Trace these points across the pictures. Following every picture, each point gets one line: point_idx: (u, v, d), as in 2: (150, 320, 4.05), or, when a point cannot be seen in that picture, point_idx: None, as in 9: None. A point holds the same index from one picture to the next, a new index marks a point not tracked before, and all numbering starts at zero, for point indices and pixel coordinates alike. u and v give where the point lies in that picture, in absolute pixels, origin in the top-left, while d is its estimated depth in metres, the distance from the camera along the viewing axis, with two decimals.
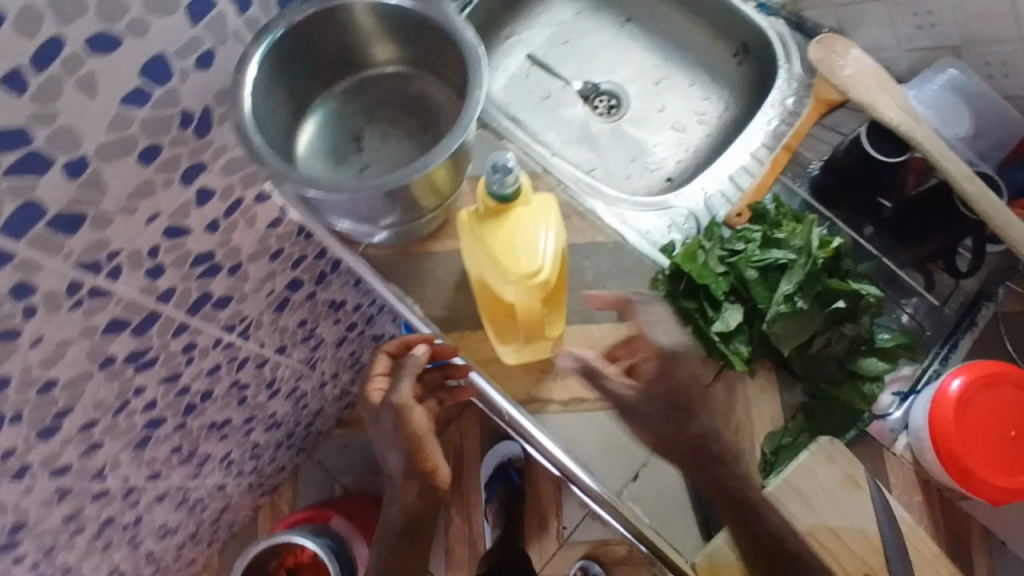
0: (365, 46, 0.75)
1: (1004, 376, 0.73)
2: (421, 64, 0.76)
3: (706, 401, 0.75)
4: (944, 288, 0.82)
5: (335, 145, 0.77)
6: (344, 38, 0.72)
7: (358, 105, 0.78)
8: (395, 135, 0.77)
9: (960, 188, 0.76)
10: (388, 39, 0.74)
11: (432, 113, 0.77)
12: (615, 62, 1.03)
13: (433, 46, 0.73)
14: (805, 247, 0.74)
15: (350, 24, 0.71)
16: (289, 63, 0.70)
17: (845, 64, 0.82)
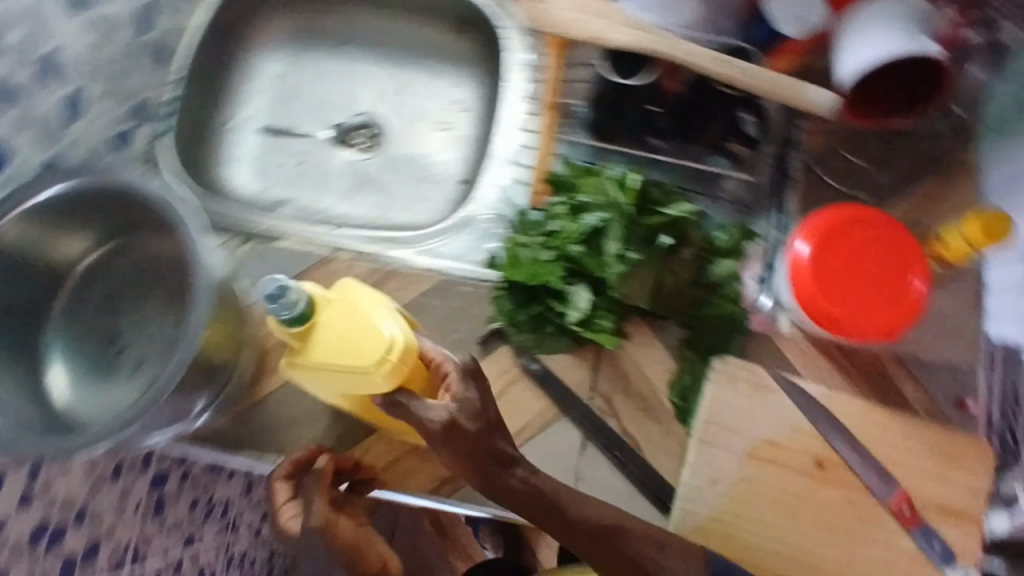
0: (52, 252, 0.64)
1: (845, 219, 0.69)
2: (128, 228, 0.67)
3: (600, 387, 0.73)
4: (748, 161, 0.78)
5: (93, 364, 0.66)
6: (25, 261, 0.62)
7: (91, 307, 0.68)
8: (148, 313, 0.67)
9: (716, 75, 0.68)
10: (69, 230, 0.63)
11: (172, 272, 0.68)
12: (348, 91, 0.95)
13: (121, 210, 0.64)
14: (609, 201, 0.71)
15: (15, 249, 0.60)
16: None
17: (556, 7, 0.74)
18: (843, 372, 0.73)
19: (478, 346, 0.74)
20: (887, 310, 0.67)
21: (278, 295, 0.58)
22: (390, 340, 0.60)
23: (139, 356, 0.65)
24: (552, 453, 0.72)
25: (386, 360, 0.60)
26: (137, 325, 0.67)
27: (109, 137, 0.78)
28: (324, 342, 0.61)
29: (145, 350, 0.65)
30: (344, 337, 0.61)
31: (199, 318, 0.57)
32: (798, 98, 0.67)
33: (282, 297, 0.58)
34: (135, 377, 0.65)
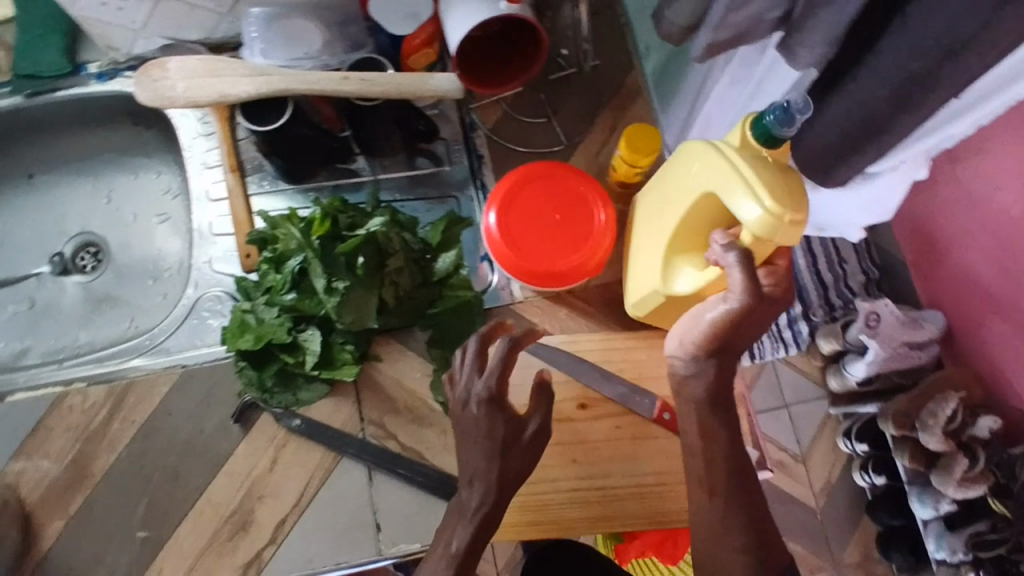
0: None
1: (520, 179, 0.72)
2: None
3: (368, 414, 0.74)
4: (440, 154, 0.82)
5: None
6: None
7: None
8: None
9: (347, 93, 0.68)
10: None
11: None
12: (57, 219, 0.93)
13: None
14: (300, 242, 0.71)
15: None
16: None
17: (175, 80, 0.69)
18: (582, 313, 0.78)
19: (237, 423, 0.73)
20: (580, 247, 0.71)
21: (782, 117, 0.53)
22: (762, 229, 0.52)
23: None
24: (343, 493, 0.72)
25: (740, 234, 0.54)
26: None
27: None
28: (723, 168, 0.57)
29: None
30: (773, 193, 0.52)
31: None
32: (426, 88, 0.69)
33: (783, 123, 0.53)
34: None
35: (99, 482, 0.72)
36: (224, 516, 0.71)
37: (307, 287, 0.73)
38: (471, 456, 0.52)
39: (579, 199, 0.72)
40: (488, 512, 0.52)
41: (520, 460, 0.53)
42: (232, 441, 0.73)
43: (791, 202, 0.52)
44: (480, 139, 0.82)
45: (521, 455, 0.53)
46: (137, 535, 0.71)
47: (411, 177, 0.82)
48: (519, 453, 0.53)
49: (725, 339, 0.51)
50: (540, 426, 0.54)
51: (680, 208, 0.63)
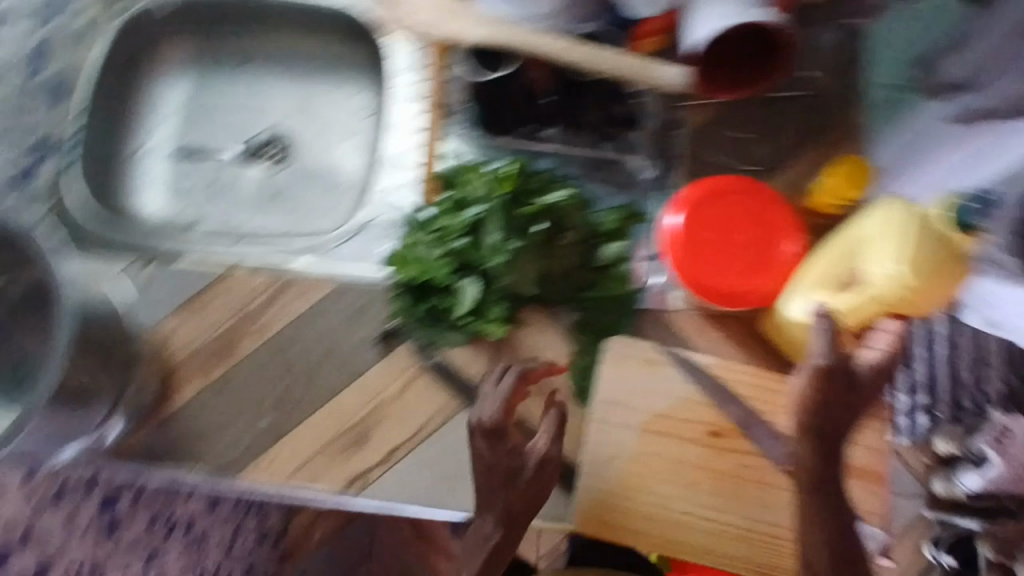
0: None
1: (715, 187, 0.70)
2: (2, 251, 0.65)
3: (499, 375, 0.75)
4: (637, 142, 0.79)
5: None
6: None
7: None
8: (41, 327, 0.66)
9: (571, 62, 0.68)
10: None
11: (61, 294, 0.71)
12: (257, 109, 0.98)
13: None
14: (486, 194, 0.73)
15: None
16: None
17: (412, 10, 0.71)
18: (738, 341, 0.74)
19: (378, 346, 0.76)
20: (763, 272, 0.68)
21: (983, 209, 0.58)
22: (890, 293, 0.63)
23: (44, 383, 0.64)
24: (458, 441, 0.73)
25: (875, 291, 0.64)
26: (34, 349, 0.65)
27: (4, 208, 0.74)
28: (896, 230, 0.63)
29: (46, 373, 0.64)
30: (920, 270, 0.62)
31: (63, 343, 0.61)
32: (652, 77, 0.68)
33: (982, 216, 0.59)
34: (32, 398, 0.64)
35: (241, 360, 0.77)
36: (343, 427, 0.74)
37: (476, 236, 0.74)
38: (480, 491, 0.67)
39: (772, 228, 0.69)
40: (497, 541, 0.67)
41: (528, 498, 0.67)
42: (369, 361, 0.76)
43: (928, 282, 0.63)
44: (680, 138, 0.79)
45: (521, 489, 0.67)
46: (263, 420, 0.75)
47: (600, 158, 0.80)
48: (520, 484, 0.67)
49: (819, 409, 0.60)
50: (543, 456, 0.67)
51: (833, 239, 0.69)
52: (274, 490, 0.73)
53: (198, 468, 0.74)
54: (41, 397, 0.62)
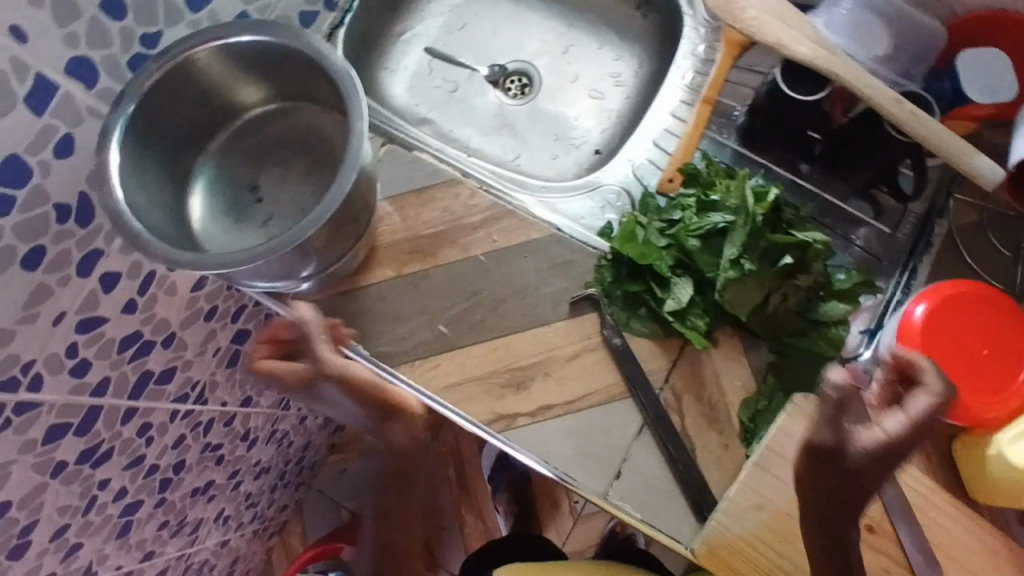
0: (233, 92, 0.70)
1: (974, 294, 0.67)
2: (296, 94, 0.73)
3: (674, 381, 0.73)
4: (891, 213, 0.77)
5: (231, 204, 0.72)
6: (201, 90, 0.67)
7: (244, 154, 0.73)
8: (293, 168, 0.74)
9: (888, 115, 0.66)
10: (252, 80, 0.70)
11: (327, 145, 0.73)
12: (518, 37, 0.97)
13: (293, 68, 0.69)
14: (741, 206, 0.71)
15: (206, 71, 0.66)
16: (150, 136, 0.65)
17: (748, 5, 0.70)
18: (921, 449, 0.71)
19: (569, 305, 0.76)
20: (995, 397, 0.65)
21: None
22: None
23: (280, 221, 0.72)
24: (609, 426, 0.73)
25: None
26: (275, 187, 0.73)
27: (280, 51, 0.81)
28: None
29: (285, 212, 0.72)
30: None
31: (336, 197, 0.60)
32: (964, 161, 0.65)
33: None
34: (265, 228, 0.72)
35: (439, 266, 0.78)
36: (509, 365, 0.75)
37: (710, 243, 0.72)
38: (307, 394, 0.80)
39: (1014, 355, 0.66)
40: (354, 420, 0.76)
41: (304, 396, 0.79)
42: (556, 315, 0.76)
43: None
44: (941, 228, 0.76)
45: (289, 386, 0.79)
46: (438, 327, 0.76)
47: (847, 213, 0.77)
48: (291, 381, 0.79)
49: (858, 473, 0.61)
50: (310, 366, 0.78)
51: None
52: (424, 396, 0.74)
53: (362, 347, 0.76)
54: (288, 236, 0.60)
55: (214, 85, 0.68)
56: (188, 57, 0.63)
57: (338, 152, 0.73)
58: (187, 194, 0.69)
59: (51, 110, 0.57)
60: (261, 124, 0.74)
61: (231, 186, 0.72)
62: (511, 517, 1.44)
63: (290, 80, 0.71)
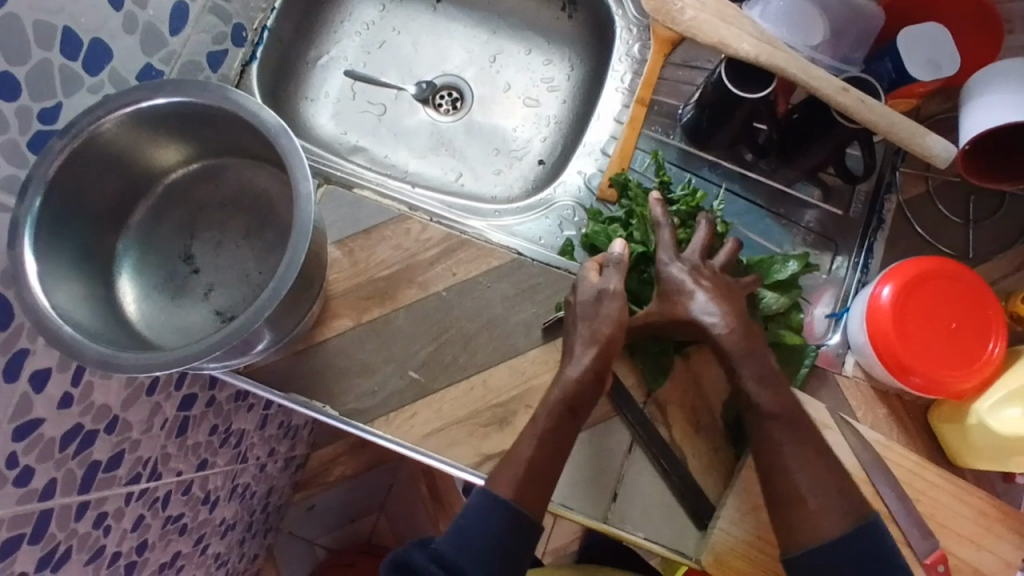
0: (152, 156, 0.65)
1: (936, 269, 0.68)
2: (220, 150, 0.69)
3: (657, 393, 0.72)
4: (840, 195, 0.77)
5: (166, 278, 0.68)
6: (117, 162, 0.63)
7: (174, 221, 0.69)
8: (230, 230, 0.69)
9: (837, 104, 0.66)
10: (174, 140, 0.65)
11: (266, 202, 0.69)
12: (441, 51, 0.93)
13: (217, 124, 0.64)
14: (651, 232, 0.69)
15: (120, 142, 0.61)
16: (65, 223, 0.60)
17: (685, 5, 0.69)
18: (900, 422, 0.72)
19: (542, 331, 0.73)
20: (964, 367, 0.66)
21: None
22: None
23: (223, 291, 0.67)
24: (598, 450, 0.71)
25: None
26: (213, 255, 0.68)
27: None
28: None
29: (228, 281, 0.68)
30: None
31: (296, 263, 0.58)
32: (913, 142, 0.66)
33: None
34: (208, 301, 0.67)
35: (400, 309, 0.74)
36: (488, 403, 0.72)
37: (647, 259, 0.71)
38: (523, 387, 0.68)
39: (981, 324, 0.68)
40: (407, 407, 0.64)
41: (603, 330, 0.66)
42: (529, 343, 0.73)
43: None
44: (893, 203, 0.77)
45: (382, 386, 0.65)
46: (409, 373, 0.73)
47: (798, 199, 0.78)
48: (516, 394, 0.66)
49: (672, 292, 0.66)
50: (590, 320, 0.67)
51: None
52: (404, 447, 0.71)
53: (331, 407, 0.72)
54: (246, 318, 0.58)
55: (127, 149, 0.63)
56: (97, 131, 0.58)
57: (278, 209, 0.69)
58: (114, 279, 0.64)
59: None
60: (187, 185, 0.69)
61: (161, 259, 0.67)
62: None
63: (217, 138, 0.66)
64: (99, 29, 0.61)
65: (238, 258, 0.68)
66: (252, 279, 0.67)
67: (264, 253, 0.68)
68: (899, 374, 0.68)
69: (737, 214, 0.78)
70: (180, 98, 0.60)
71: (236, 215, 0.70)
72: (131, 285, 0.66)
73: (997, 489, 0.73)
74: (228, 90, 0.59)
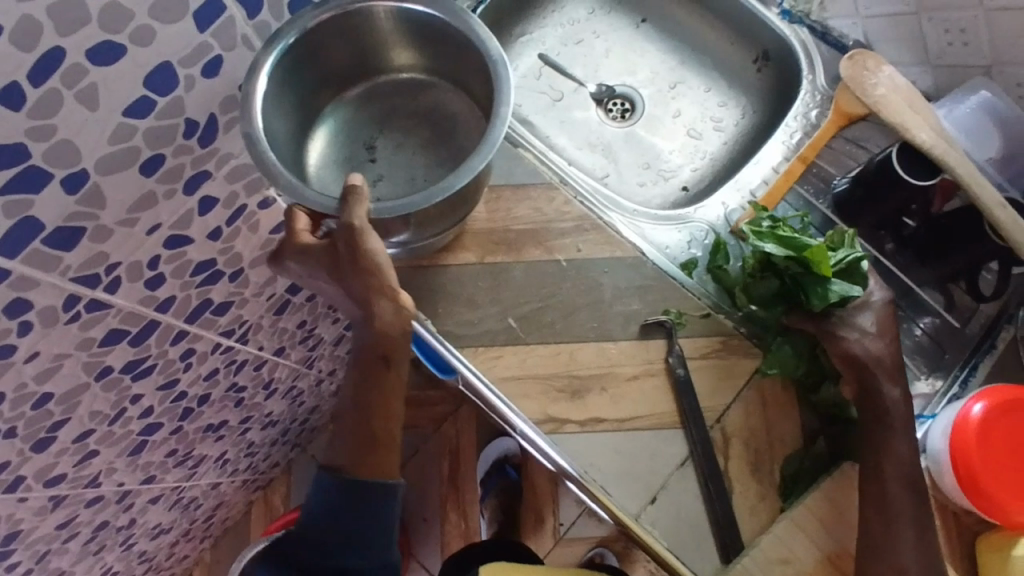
0: (388, 51, 0.79)
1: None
2: (441, 74, 0.81)
3: (726, 422, 0.74)
4: (963, 310, 0.78)
5: (349, 155, 0.80)
6: (358, 43, 0.76)
7: (372, 114, 0.82)
8: (409, 138, 0.82)
9: (990, 215, 0.72)
10: (409, 47, 0.78)
11: (452, 129, 0.81)
12: (630, 64, 1.00)
13: (452, 51, 0.76)
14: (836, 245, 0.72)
15: (371, 25, 0.75)
16: (297, 72, 0.73)
17: (879, 83, 0.75)
18: (950, 542, 0.71)
19: (640, 327, 0.77)
20: None
21: None
22: None
23: (386, 183, 0.79)
24: (652, 453, 0.74)
25: None
26: (390, 154, 0.81)
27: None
28: None
29: (394, 177, 0.79)
30: None
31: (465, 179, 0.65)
32: None
33: None
34: (373, 187, 0.79)
35: (522, 263, 0.80)
36: (569, 372, 0.76)
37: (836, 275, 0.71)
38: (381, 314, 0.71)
39: None
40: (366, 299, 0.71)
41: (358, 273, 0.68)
42: (624, 334, 0.77)
43: None
44: (1009, 333, 0.78)
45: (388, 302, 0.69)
46: (508, 320, 0.78)
47: (922, 300, 0.79)
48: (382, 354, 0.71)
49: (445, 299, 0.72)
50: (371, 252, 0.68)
51: None
52: (480, 381, 0.76)
53: (430, 323, 0.77)
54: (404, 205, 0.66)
55: (375, 32, 0.76)
56: (362, 7, 0.71)
57: (461, 137, 0.80)
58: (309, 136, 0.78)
59: (213, 30, 0.63)
60: (402, 88, 0.82)
61: (349, 138, 0.81)
62: (493, 524, 1.41)
63: (446, 63, 0.79)
64: None
65: (408, 164, 0.80)
66: (413, 184, 0.79)
67: (433, 171, 0.79)
68: (969, 492, 0.69)
69: None
70: (432, 13, 0.71)
71: (418, 132, 0.81)
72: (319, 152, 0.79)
73: None
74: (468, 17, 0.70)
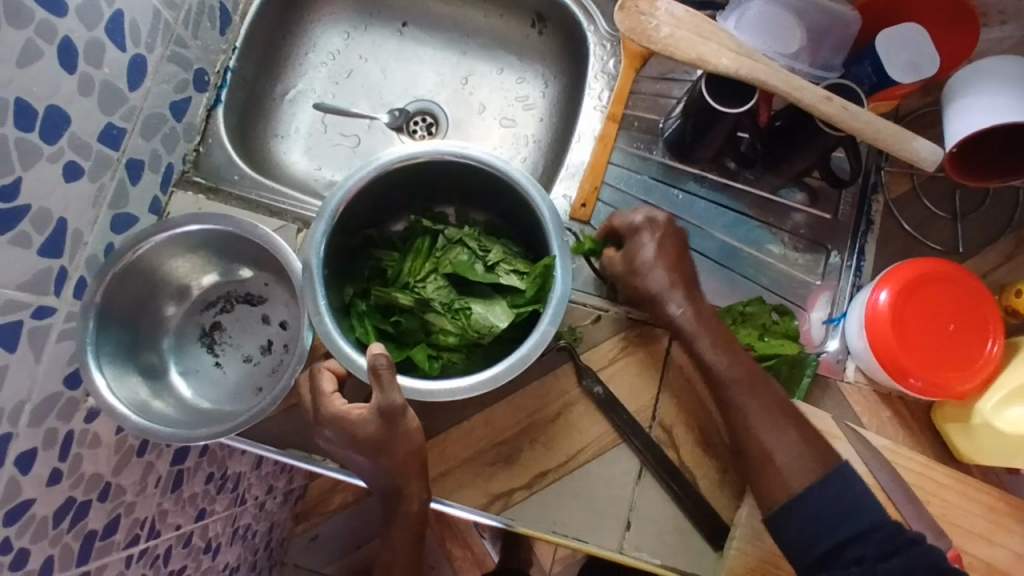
0: (186, 271, 0.77)
1: (930, 272, 0.68)
2: (253, 265, 0.78)
3: (660, 416, 0.71)
4: (825, 196, 0.77)
5: (189, 356, 0.77)
6: (156, 278, 0.74)
7: (241, 259, 0.78)
8: (276, 297, 0.79)
9: (820, 113, 0.65)
10: (204, 255, 0.76)
11: (286, 307, 0.79)
12: (411, 75, 0.90)
13: (256, 250, 0.76)
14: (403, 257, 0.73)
15: (161, 264, 0.73)
16: (109, 321, 0.69)
17: (660, 22, 0.68)
18: (903, 423, 0.73)
19: (541, 363, 0.72)
20: (961, 367, 0.67)
21: None
22: None
23: (233, 351, 0.78)
24: (606, 479, 0.70)
25: None
26: (242, 317, 0.79)
27: (155, 183, 0.74)
28: None
29: (242, 350, 0.78)
30: None
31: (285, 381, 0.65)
32: (899, 147, 0.66)
33: None
34: (221, 375, 0.77)
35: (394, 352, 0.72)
36: (494, 440, 0.71)
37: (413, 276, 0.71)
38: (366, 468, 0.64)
39: (980, 327, 0.68)
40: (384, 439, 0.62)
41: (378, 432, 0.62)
42: (528, 377, 0.72)
43: None
44: (879, 202, 0.77)
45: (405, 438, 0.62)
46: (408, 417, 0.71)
47: (780, 204, 0.78)
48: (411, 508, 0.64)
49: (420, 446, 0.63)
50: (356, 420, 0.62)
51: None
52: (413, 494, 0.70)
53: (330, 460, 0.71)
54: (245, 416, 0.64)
55: (166, 264, 0.74)
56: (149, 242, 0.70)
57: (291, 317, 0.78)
58: (156, 364, 0.75)
59: None
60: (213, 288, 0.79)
61: (183, 336, 0.78)
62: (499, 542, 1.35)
63: (248, 253, 0.77)
64: (53, 96, 0.58)
65: (264, 331, 0.78)
66: (255, 362, 0.77)
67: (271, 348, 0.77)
68: (908, 379, 0.67)
69: (724, 225, 0.77)
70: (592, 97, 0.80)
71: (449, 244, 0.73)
72: (177, 302, 0.78)
73: (1002, 478, 0.74)
74: (256, 228, 0.69)
